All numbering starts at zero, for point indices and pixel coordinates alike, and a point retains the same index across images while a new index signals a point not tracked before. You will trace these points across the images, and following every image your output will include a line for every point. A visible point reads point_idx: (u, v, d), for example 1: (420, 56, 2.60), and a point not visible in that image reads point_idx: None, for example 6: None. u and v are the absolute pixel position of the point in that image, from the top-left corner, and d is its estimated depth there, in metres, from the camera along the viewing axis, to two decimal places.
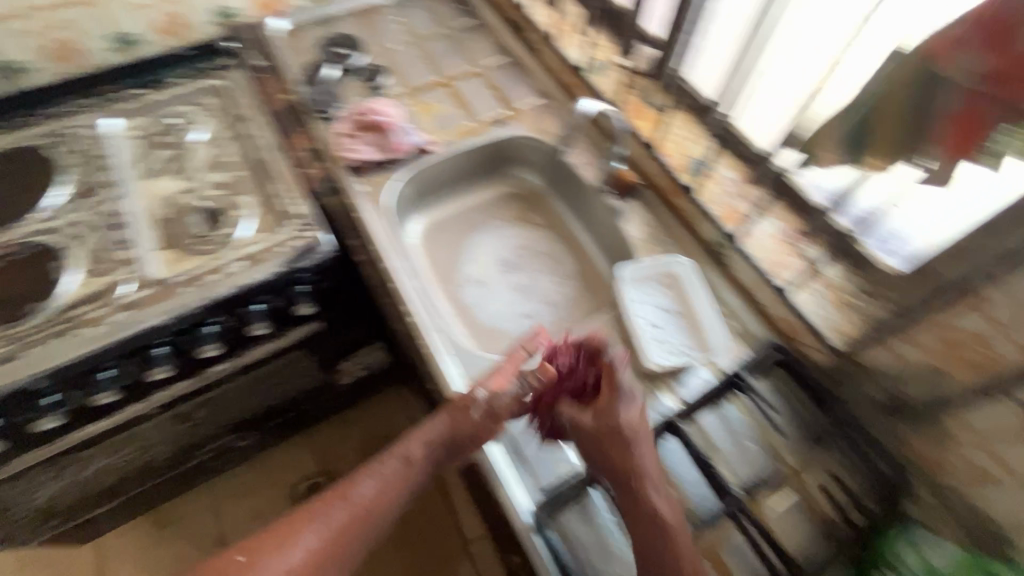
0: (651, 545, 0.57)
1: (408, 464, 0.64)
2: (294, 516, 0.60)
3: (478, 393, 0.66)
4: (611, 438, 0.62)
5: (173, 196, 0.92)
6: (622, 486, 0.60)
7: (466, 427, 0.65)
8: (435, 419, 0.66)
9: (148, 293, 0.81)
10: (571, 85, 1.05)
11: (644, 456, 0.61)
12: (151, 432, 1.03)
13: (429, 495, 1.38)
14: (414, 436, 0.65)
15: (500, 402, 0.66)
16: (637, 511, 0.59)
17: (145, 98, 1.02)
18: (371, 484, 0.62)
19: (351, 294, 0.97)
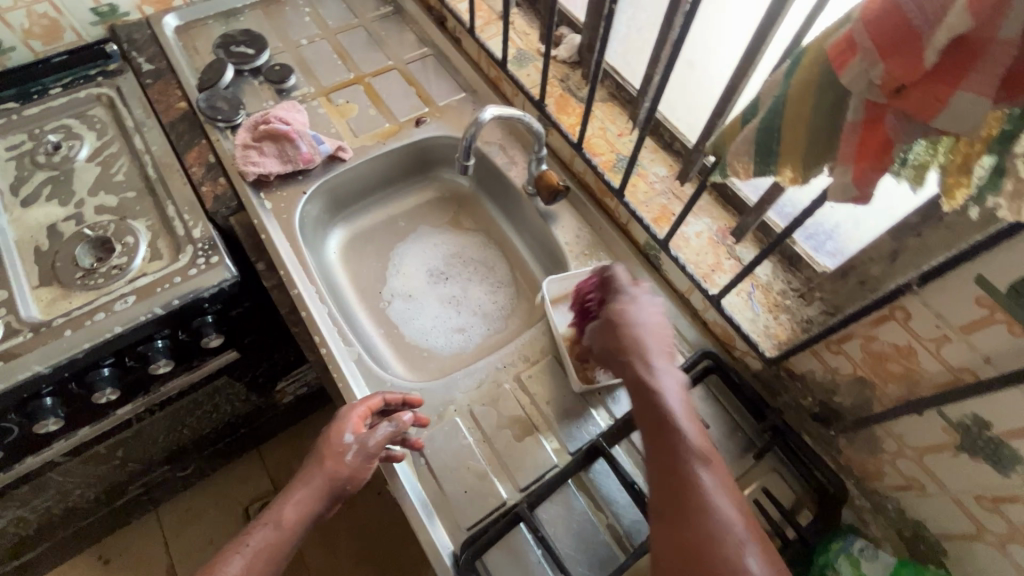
0: (653, 416, 0.51)
1: (284, 526, 0.58)
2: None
3: (347, 437, 0.63)
4: (612, 328, 0.58)
5: (55, 224, 0.82)
6: (622, 372, 0.56)
7: (345, 472, 0.62)
8: (307, 476, 0.62)
9: (25, 338, 0.72)
10: (495, 78, 0.98)
11: (647, 341, 0.56)
12: (64, 479, 0.94)
13: (387, 503, 1.32)
14: (287, 498, 0.60)
15: (372, 439, 0.63)
16: (633, 384, 0.54)
17: (17, 114, 0.90)
18: (242, 558, 0.55)
19: (267, 317, 0.90)
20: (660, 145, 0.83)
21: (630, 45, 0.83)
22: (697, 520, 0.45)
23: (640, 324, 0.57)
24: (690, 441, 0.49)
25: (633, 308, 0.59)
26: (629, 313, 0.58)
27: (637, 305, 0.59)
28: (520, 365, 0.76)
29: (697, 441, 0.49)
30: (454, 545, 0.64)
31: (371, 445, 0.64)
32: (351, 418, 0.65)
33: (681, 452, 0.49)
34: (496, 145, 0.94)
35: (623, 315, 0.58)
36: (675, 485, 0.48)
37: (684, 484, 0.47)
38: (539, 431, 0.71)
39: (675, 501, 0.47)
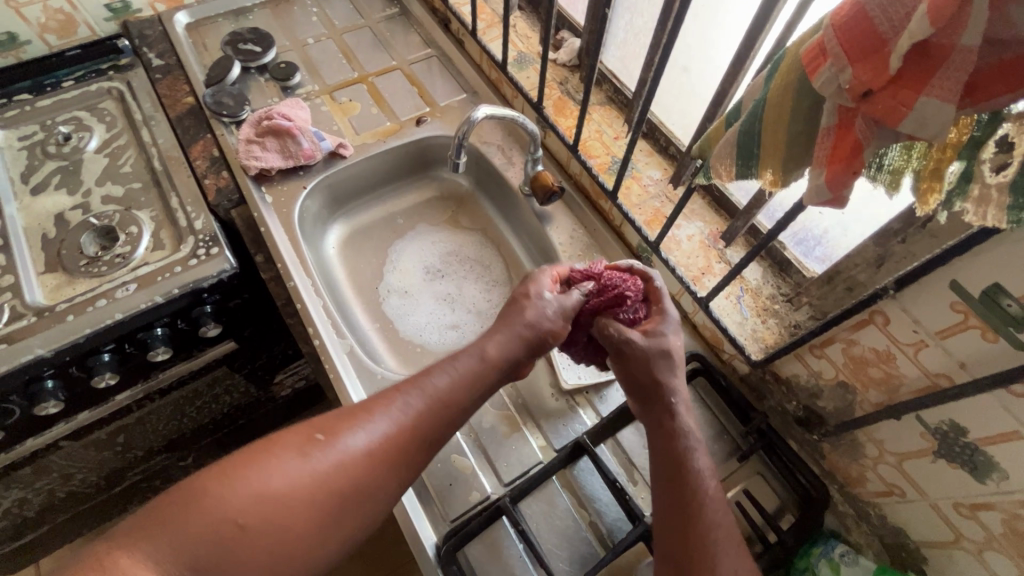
0: (677, 467, 0.53)
1: (487, 360, 0.56)
2: (370, 399, 0.54)
3: (546, 293, 0.61)
4: (656, 362, 0.57)
5: (62, 212, 0.85)
6: (654, 411, 0.57)
7: (542, 327, 0.59)
8: (507, 324, 0.59)
9: (28, 322, 0.74)
10: (496, 80, 0.99)
11: (681, 383, 0.58)
12: (66, 462, 0.96)
13: None
14: (493, 335, 0.58)
15: (569, 300, 0.61)
16: (665, 428, 0.55)
17: (31, 105, 0.93)
18: (446, 378, 0.55)
19: (264, 309, 0.92)
20: (655, 148, 0.84)
21: (626, 50, 0.84)
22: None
23: (677, 364, 0.58)
24: (710, 499, 0.52)
25: (672, 339, 0.59)
26: (671, 345, 0.58)
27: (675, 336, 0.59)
28: None
29: (717, 498, 0.52)
30: (438, 538, 0.64)
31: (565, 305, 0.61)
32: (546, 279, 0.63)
33: (704, 504, 0.51)
34: (493, 146, 0.95)
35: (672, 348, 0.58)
36: (692, 534, 0.50)
37: (700, 544, 0.49)
38: (526, 427, 0.72)
39: (690, 559, 0.49)
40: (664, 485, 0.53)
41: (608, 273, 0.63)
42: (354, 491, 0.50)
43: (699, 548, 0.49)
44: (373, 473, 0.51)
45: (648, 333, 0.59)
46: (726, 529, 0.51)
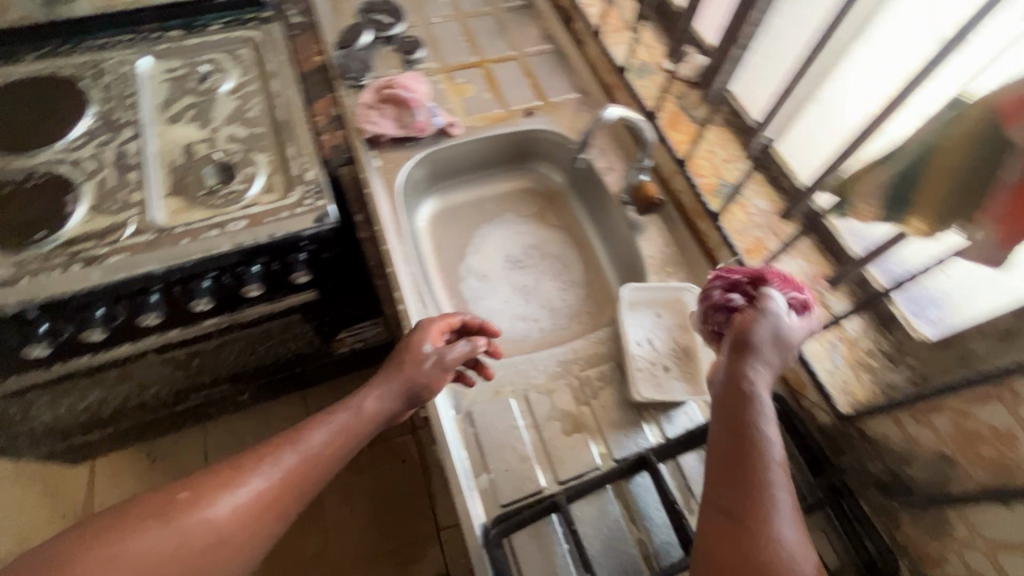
0: (745, 418, 0.48)
1: (360, 415, 0.60)
2: (238, 456, 0.53)
3: (427, 347, 0.67)
4: (767, 337, 0.55)
5: (191, 144, 0.91)
6: (733, 368, 0.53)
7: (422, 379, 0.65)
8: (385, 380, 0.64)
9: (149, 238, 0.80)
10: (610, 84, 0.99)
11: (773, 361, 0.54)
12: (146, 373, 1.03)
13: (410, 474, 1.54)
14: (369, 391, 0.63)
15: (449, 354, 0.68)
16: (739, 387, 0.51)
17: (180, 43, 1.01)
18: (323, 429, 0.57)
19: (353, 268, 0.94)
20: (767, 178, 0.81)
21: (756, 72, 0.81)
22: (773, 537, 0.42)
23: (785, 354, 0.56)
24: (779, 461, 0.46)
25: (794, 331, 0.57)
26: (783, 327, 0.56)
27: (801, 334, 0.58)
28: (578, 364, 0.77)
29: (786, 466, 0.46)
30: (486, 519, 0.65)
31: (445, 357, 0.68)
32: (429, 332, 0.69)
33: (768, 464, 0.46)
34: (596, 149, 0.96)
35: (791, 337, 0.56)
36: (753, 487, 0.44)
37: (763, 497, 0.44)
38: (588, 431, 0.71)
39: (749, 509, 0.44)
40: (729, 434, 0.48)
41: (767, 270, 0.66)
42: (219, 548, 0.48)
43: (760, 500, 0.44)
44: (241, 531, 0.49)
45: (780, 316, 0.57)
46: (789, 489, 0.45)
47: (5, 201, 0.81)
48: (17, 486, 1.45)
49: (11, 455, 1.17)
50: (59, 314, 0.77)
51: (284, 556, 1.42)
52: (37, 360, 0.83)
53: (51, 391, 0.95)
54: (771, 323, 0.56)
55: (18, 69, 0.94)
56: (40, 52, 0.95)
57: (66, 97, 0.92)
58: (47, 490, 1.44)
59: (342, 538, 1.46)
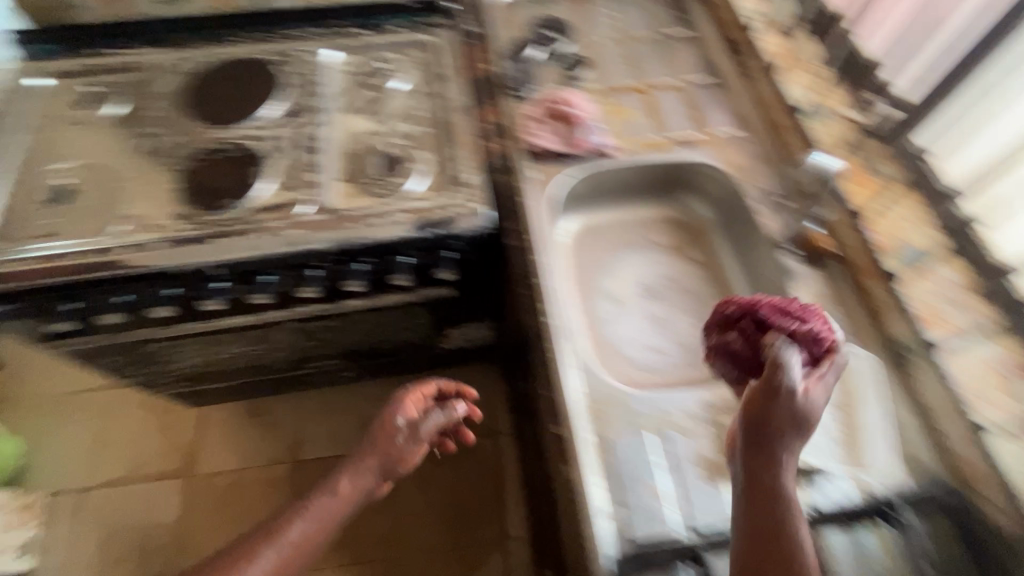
0: (774, 520, 0.52)
1: (339, 499, 0.76)
2: (233, 552, 0.69)
3: (399, 421, 0.81)
4: (787, 415, 0.54)
5: (364, 134, 0.97)
6: (758, 459, 0.54)
7: (395, 452, 0.80)
8: (361, 461, 0.79)
9: (324, 218, 0.86)
10: (779, 124, 0.95)
11: (799, 440, 0.54)
12: (281, 337, 1.11)
13: (484, 478, 1.56)
14: (344, 475, 0.78)
15: (424, 425, 0.84)
16: (765, 482, 0.53)
17: (363, 38, 1.08)
18: (305, 522, 0.72)
19: (490, 270, 0.96)
20: (958, 249, 0.79)
21: (968, 137, 0.81)
22: None
23: (809, 424, 0.54)
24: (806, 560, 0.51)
25: (816, 401, 0.55)
26: (806, 402, 0.54)
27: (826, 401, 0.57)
28: (720, 409, 0.74)
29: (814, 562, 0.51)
30: (616, 553, 0.63)
31: (417, 427, 0.83)
32: (406, 403, 0.83)
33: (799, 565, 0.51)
34: (755, 190, 0.92)
35: (814, 405, 0.55)
36: None
37: None
38: (726, 481, 0.68)
39: None
40: (763, 537, 0.52)
41: (771, 308, 0.69)
42: None
43: None
44: None
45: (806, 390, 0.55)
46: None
47: (206, 166, 0.91)
48: (139, 413, 1.61)
49: (148, 387, 1.29)
50: (237, 275, 0.86)
51: (358, 531, 1.49)
52: (210, 312, 0.92)
53: (205, 339, 1.04)
54: (793, 403, 0.54)
55: (226, 48, 1.05)
56: (246, 36, 1.06)
57: (260, 79, 1.00)
58: (162, 422, 1.59)
59: (413, 525, 1.50)
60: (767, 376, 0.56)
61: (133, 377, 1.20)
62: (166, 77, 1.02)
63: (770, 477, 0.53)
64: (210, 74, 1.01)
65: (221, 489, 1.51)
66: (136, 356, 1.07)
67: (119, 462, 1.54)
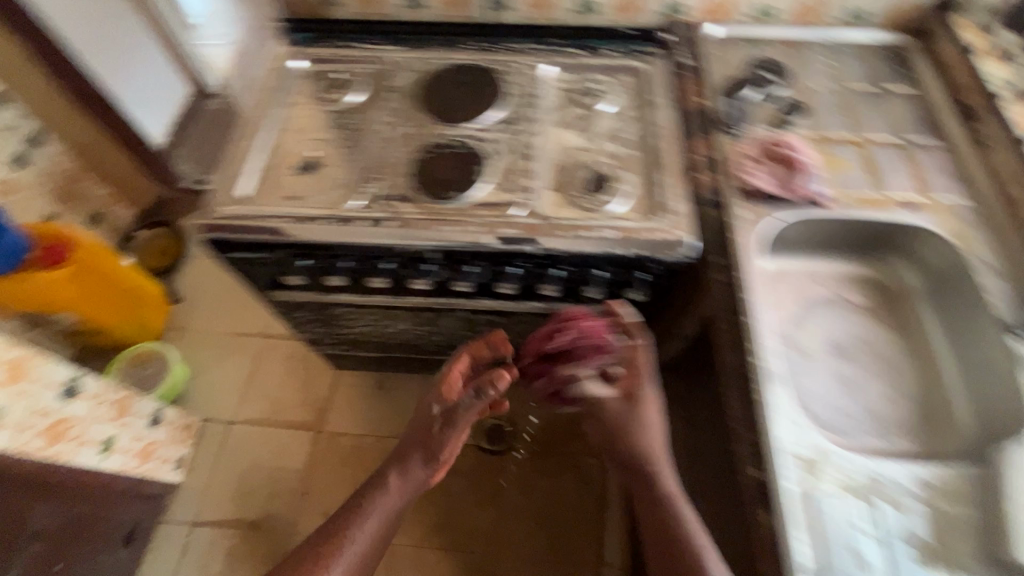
0: (663, 513, 0.77)
1: (395, 494, 0.85)
2: (310, 554, 0.78)
3: (436, 408, 0.90)
4: (626, 428, 0.82)
5: (573, 149, 1.02)
6: (643, 477, 0.81)
7: (436, 441, 0.88)
8: (406, 457, 0.88)
9: (536, 223, 0.91)
10: (1021, 202, 0.89)
11: (655, 447, 0.82)
12: (449, 322, 1.19)
13: (586, 496, 1.57)
14: (394, 474, 0.86)
15: (465, 408, 0.89)
16: (650, 485, 0.80)
17: (579, 59, 1.14)
18: (368, 521, 0.82)
19: (670, 296, 0.99)
20: None
21: None
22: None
23: (652, 430, 0.82)
24: (693, 530, 0.75)
25: (651, 415, 0.83)
26: (641, 417, 0.83)
27: (658, 414, 0.84)
28: (936, 492, 0.70)
29: (698, 528, 0.76)
30: None
31: (454, 412, 0.89)
32: (453, 381, 0.91)
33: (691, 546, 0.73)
34: (984, 267, 0.86)
35: (649, 421, 0.83)
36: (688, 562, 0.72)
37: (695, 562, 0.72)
38: (942, 569, 0.65)
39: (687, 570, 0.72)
40: (659, 528, 0.76)
41: (560, 326, 0.90)
42: None
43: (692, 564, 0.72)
44: None
45: (629, 404, 0.83)
46: (711, 555, 0.73)
47: (433, 159, 0.99)
48: (285, 362, 1.78)
49: (311, 342, 1.40)
50: (448, 262, 0.94)
51: (461, 518, 1.55)
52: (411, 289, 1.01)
53: (388, 312, 1.15)
54: (628, 425, 0.82)
55: (454, 54, 1.15)
56: (473, 44, 1.15)
57: (485, 85, 1.08)
58: (303, 374, 1.75)
59: (513, 524, 1.54)
60: (604, 412, 0.84)
61: (307, 332, 1.32)
62: (401, 74, 1.13)
63: (657, 490, 0.80)
64: (440, 75, 1.11)
65: (345, 450, 1.63)
66: (324, 314, 1.19)
67: (262, 405, 1.71)
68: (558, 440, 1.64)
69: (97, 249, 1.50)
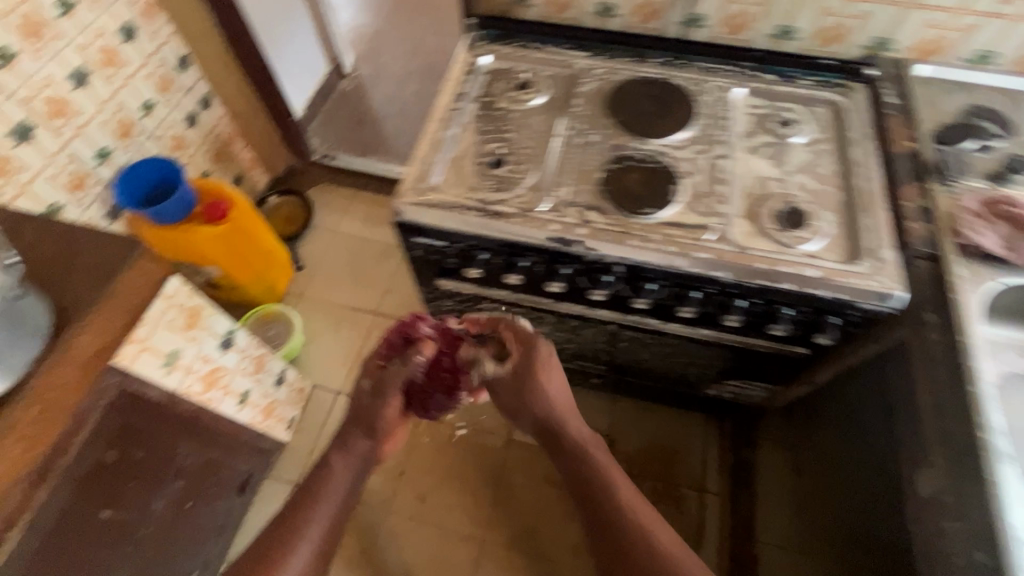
0: (592, 491, 0.75)
1: (356, 466, 0.81)
2: (270, 543, 0.73)
3: (365, 382, 0.87)
4: (529, 394, 0.85)
5: (766, 178, 0.99)
6: (569, 462, 0.80)
7: (371, 408, 0.85)
8: (351, 431, 0.84)
9: (729, 250, 0.88)
10: None
11: (574, 423, 0.84)
12: (594, 334, 1.18)
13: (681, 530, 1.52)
14: (336, 453, 0.82)
15: (395, 376, 0.85)
16: (577, 473, 0.78)
17: (771, 86, 1.11)
18: (320, 507, 0.76)
19: (851, 341, 0.95)
20: None
21: None
22: (654, 548, 0.68)
23: (550, 384, 0.86)
24: (631, 507, 0.72)
25: (546, 373, 0.86)
26: (541, 378, 0.86)
27: (516, 346, 0.90)
28: None
29: (640, 507, 0.72)
30: None
31: (382, 385, 0.86)
32: (376, 358, 0.89)
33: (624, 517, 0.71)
34: None
35: (547, 385, 0.85)
36: (622, 539, 0.69)
37: (636, 535, 0.69)
38: None
39: (627, 545, 0.68)
40: (591, 510, 0.74)
41: (413, 326, 0.93)
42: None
43: (632, 537, 0.69)
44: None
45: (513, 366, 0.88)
46: (653, 526, 0.70)
47: (624, 171, 0.98)
48: None
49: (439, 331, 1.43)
50: (628, 277, 0.93)
51: (550, 528, 1.54)
52: (581, 297, 1.01)
53: (538, 315, 1.16)
54: (539, 395, 0.85)
55: (642, 66, 1.14)
56: (662, 60, 1.14)
57: (676, 102, 1.07)
58: None
59: None
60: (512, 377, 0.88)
61: None
62: (587, 81, 1.13)
63: (592, 471, 0.77)
64: (630, 86, 1.10)
65: (444, 437, 1.66)
66: (472, 309, 1.21)
67: None
68: (658, 467, 1.60)
69: (242, 206, 1.57)
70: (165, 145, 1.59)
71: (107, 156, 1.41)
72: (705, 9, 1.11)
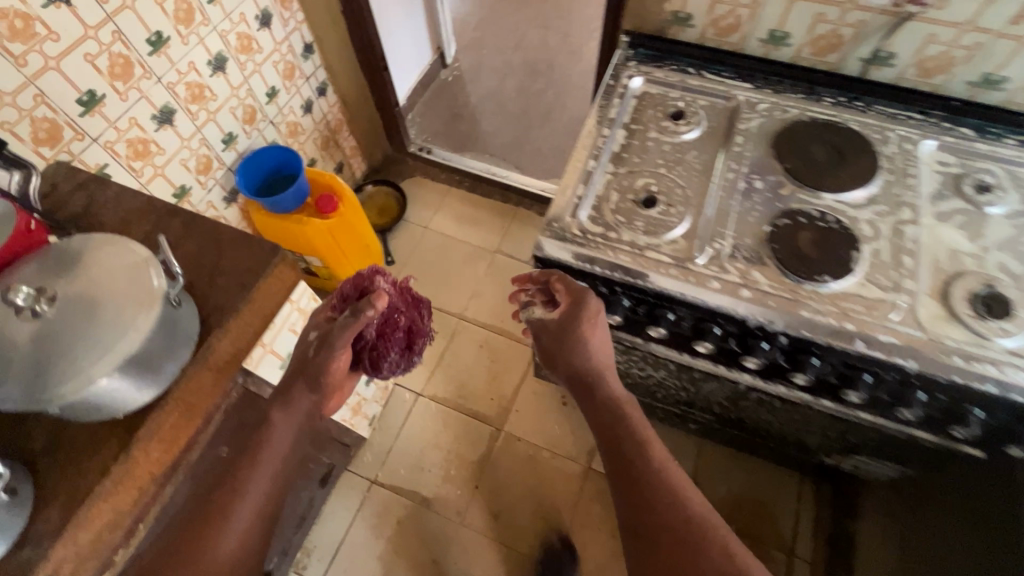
0: (624, 437, 0.81)
1: (299, 425, 0.78)
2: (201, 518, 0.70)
3: (311, 334, 0.84)
4: (577, 348, 0.85)
5: (958, 251, 0.87)
6: (599, 407, 0.86)
7: (321, 366, 0.79)
8: (292, 394, 0.79)
9: (917, 336, 0.78)
10: None
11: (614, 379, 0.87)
12: (717, 390, 1.10)
13: None
14: (279, 409, 0.78)
15: (346, 336, 0.79)
16: (608, 418, 0.84)
17: (969, 142, 0.97)
18: (255, 472, 0.73)
19: None
20: None
21: None
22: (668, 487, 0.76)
23: (600, 331, 0.86)
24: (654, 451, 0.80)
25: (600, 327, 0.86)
26: (593, 333, 0.85)
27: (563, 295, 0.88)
28: None
29: (658, 449, 0.80)
30: None
31: (320, 321, 0.86)
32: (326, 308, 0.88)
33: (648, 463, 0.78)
34: None
35: (597, 340, 0.85)
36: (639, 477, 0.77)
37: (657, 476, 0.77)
38: None
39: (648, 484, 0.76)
40: (617, 449, 0.81)
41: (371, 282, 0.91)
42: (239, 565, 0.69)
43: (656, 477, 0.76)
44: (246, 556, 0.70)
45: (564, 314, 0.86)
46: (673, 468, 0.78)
47: (793, 229, 0.88)
48: (477, 351, 1.80)
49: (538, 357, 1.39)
50: (791, 348, 0.84)
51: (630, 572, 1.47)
52: (725, 358, 0.93)
53: (662, 363, 1.08)
54: (590, 349, 0.86)
55: (812, 105, 1.03)
56: (835, 100, 1.03)
57: (854, 152, 0.96)
58: (494, 369, 1.77)
59: None
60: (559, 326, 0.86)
61: None
62: (750, 117, 1.03)
63: (619, 415, 0.84)
64: (799, 129, 0.99)
65: (523, 457, 1.63)
66: None
67: (449, 386, 1.74)
68: (743, 522, 1.51)
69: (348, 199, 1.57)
70: (282, 132, 1.60)
71: (232, 142, 1.43)
72: (896, 48, 0.99)
